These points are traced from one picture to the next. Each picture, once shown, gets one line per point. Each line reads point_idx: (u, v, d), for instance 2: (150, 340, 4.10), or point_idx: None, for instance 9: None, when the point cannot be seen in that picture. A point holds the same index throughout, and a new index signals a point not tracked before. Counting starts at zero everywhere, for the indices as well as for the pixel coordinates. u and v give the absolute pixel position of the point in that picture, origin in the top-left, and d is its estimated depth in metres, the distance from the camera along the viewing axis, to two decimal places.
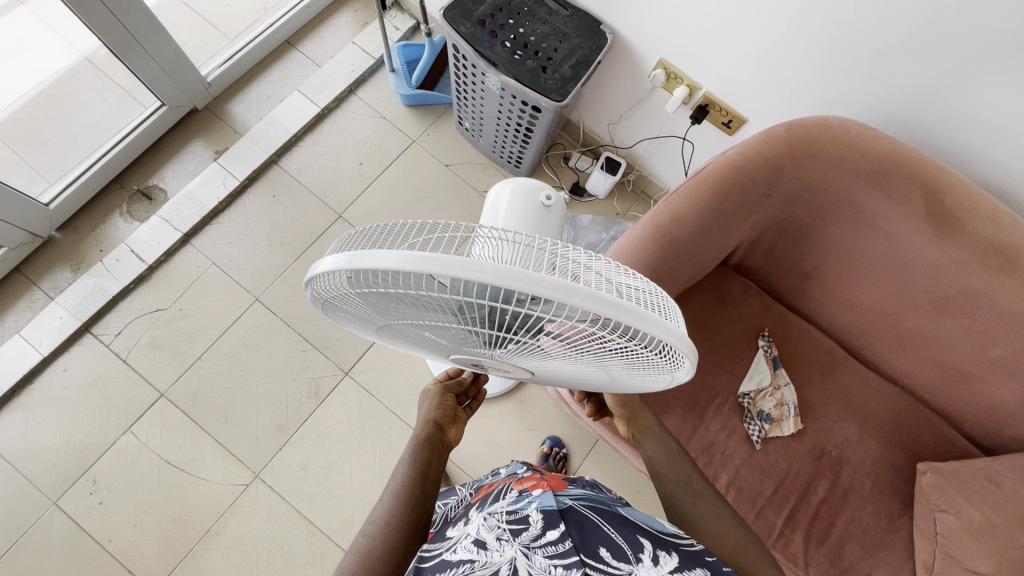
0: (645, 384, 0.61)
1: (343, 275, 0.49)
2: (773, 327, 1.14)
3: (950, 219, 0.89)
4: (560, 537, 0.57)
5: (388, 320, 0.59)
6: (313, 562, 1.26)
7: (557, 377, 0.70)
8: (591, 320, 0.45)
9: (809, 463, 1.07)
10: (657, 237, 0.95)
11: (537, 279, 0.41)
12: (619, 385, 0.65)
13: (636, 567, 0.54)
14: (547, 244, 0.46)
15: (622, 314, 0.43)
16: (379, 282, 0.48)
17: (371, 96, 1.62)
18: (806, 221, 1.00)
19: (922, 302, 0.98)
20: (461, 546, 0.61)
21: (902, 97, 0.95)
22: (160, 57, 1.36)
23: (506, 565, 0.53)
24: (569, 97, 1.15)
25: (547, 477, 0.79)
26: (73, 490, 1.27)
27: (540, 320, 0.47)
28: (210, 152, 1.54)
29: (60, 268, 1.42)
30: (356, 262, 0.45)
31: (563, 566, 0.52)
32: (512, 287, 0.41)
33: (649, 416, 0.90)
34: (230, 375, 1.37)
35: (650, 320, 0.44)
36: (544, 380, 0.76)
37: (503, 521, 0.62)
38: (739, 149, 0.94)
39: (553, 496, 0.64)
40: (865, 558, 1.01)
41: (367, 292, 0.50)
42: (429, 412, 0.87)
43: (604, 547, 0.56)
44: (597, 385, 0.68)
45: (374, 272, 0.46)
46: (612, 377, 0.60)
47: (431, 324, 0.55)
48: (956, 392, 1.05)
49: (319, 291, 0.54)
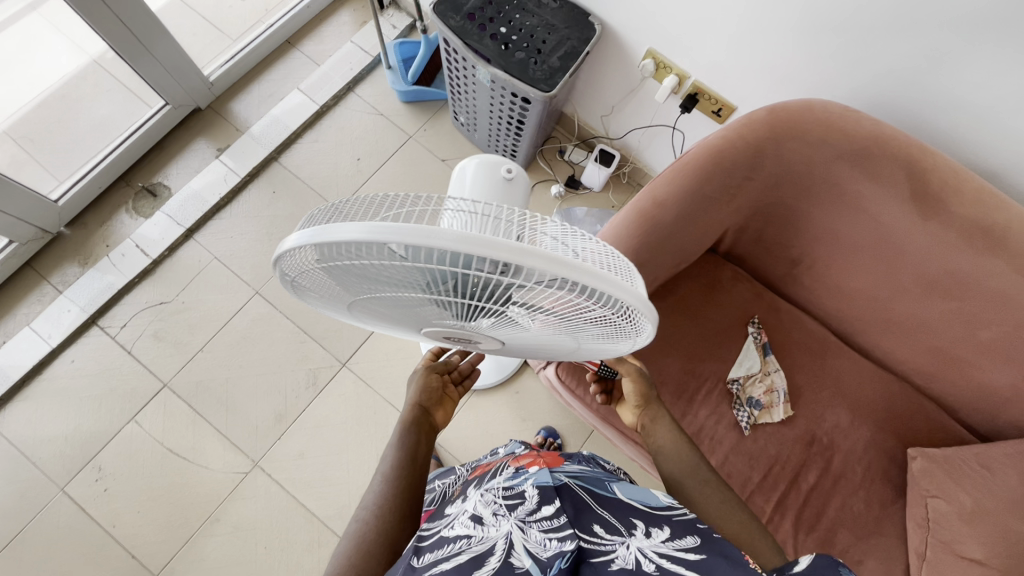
0: (610, 351, 0.62)
1: (308, 255, 0.47)
2: (763, 314, 1.13)
3: (934, 199, 0.88)
4: (555, 512, 0.58)
5: (354, 306, 0.57)
6: (311, 548, 1.29)
7: (528, 351, 0.71)
8: (553, 282, 0.48)
9: (799, 449, 1.07)
10: (640, 223, 0.95)
11: (500, 243, 0.43)
12: (586, 354, 0.66)
13: (628, 539, 0.55)
14: (510, 213, 0.48)
15: (577, 273, 0.45)
16: (344, 257, 0.48)
17: (370, 93, 1.65)
18: (793, 205, 1.00)
19: (911, 286, 0.98)
20: (459, 522, 0.63)
21: (887, 79, 0.95)
22: (163, 57, 1.41)
23: (502, 539, 0.54)
24: (557, 87, 1.16)
25: (543, 453, 0.81)
26: (80, 476, 1.30)
27: (509, 286, 0.49)
28: (213, 149, 1.58)
29: (69, 263, 1.46)
30: (319, 237, 0.44)
31: (557, 539, 0.53)
32: (473, 252, 0.43)
33: (661, 407, 0.89)
34: (231, 366, 1.41)
35: (610, 281, 0.47)
36: (515, 356, 0.77)
37: (500, 496, 0.63)
38: (720, 132, 0.94)
39: (549, 473, 0.66)
40: (856, 544, 1.01)
41: (331, 270, 0.49)
42: (415, 394, 0.88)
43: (597, 524, 0.58)
44: (566, 355, 0.69)
45: (339, 247, 0.46)
46: (579, 346, 0.62)
47: (398, 305, 0.55)
48: (950, 376, 1.04)
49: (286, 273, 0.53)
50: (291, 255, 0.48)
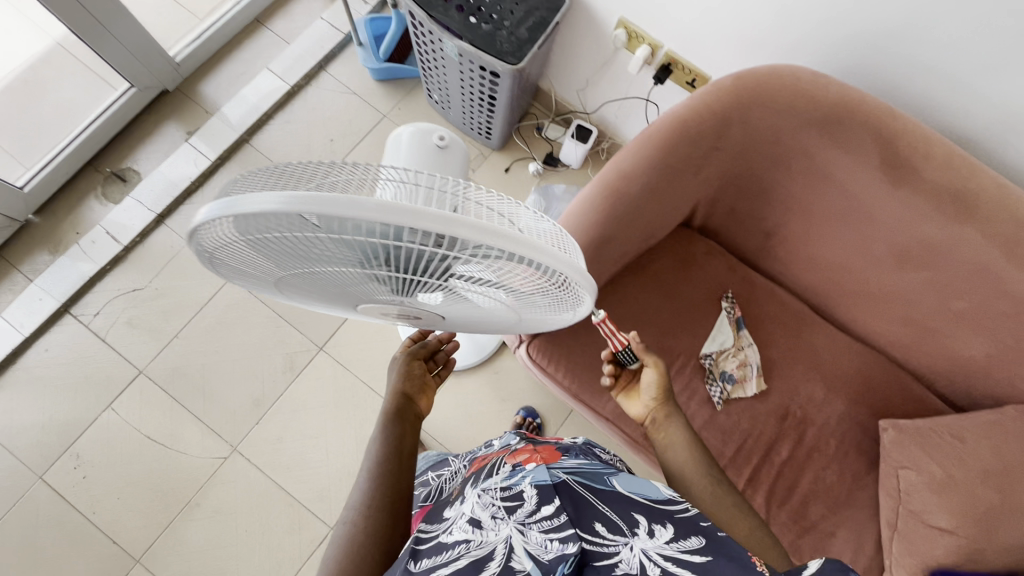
0: (551, 321, 0.61)
1: (222, 227, 0.43)
2: (737, 289, 1.12)
3: (903, 165, 0.86)
4: (555, 511, 0.55)
5: (281, 279, 0.52)
6: (291, 531, 1.30)
7: (469, 325, 0.69)
8: (490, 253, 0.45)
9: (772, 423, 1.06)
10: (606, 196, 0.93)
11: (432, 213, 0.40)
12: (528, 324, 0.65)
13: (632, 539, 0.53)
14: (448, 184, 0.44)
15: (513, 244, 0.43)
16: (263, 230, 0.43)
17: (342, 71, 1.61)
18: (762, 175, 0.98)
19: (884, 257, 0.96)
20: (456, 527, 0.59)
21: (859, 43, 0.92)
22: (124, 38, 1.37)
23: (502, 544, 0.51)
24: (525, 59, 1.13)
25: (540, 448, 0.77)
26: (58, 465, 1.30)
27: (447, 259, 0.47)
28: (183, 132, 1.55)
29: (39, 251, 1.44)
30: (233, 209, 0.40)
31: (559, 540, 0.51)
32: (403, 224, 0.39)
33: (674, 411, 0.82)
34: (207, 352, 1.40)
35: (548, 252, 0.45)
36: (454, 330, 0.74)
37: (497, 497, 0.59)
38: (685, 102, 0.92)
39: (546, 470, 0.62)
40: (828, 516, 1.01)
41: (251, 242, 0.45)
42: (396, 382, 0.81)
43: (599, 522, 0.55)
44: (507, 326, 0.67)
45: (255, 219, 0.41)
46: (520, 317, 0.61)
47: (329, 278, 0.51)
48: (924, 347, 1.03)
49: (200, 247, 0.47)
50: (202, 226, 0.43)
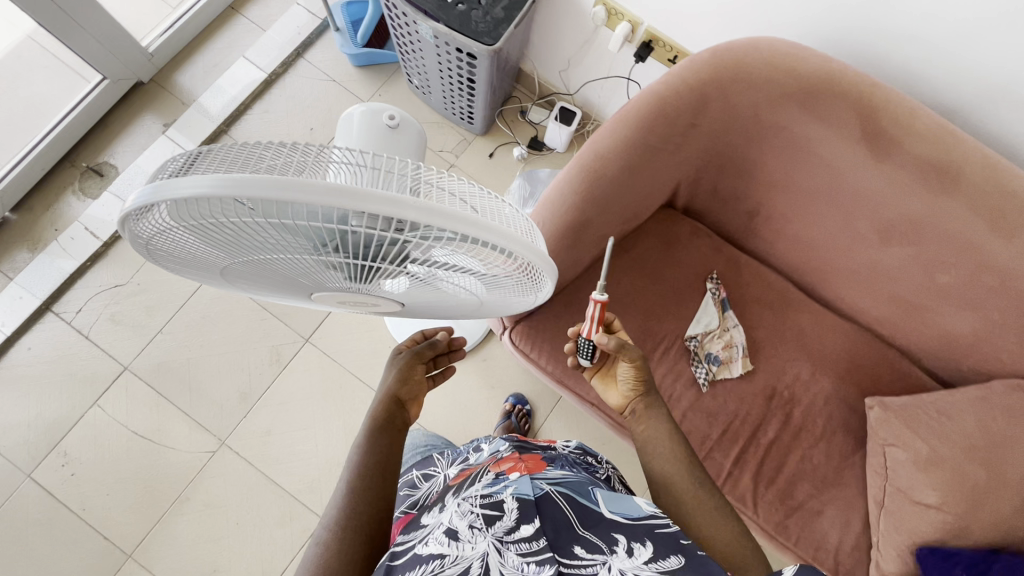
0: (518, 303, 0.60)
1: (161, 211, 0.41)
2: (722, 269, 1.10)
3: (885, 137, 0.84)
4: (534, 533, 0.55)
5: (234, 265, 0.50)
6: (282, 522, 1.30)
7: (437, 311, 0.67)
8: (442, 235, 0.43)
9: (759, 404, 1.05)
10: (584, 178, 0.91)
11: (376, 195, 0.37)
12: (496, 308, 0.63)
13: (609, 558, 0.54)
14: (397, 164, 0.42)
15: (466, 226, 0.40)
16: (202, 214, 0.40)
17: (320, 58, 1.58)
18: (742, 152, 0.96)
19: (868, 233, 0.94)
20: (433, 537, 0.58)
21: (839, 14, 0.89)
22: (94, 29, 1.34)
23: (478, 562, 0.52)
24: (501, 39, 1.11)
25: (526, 456, 0.75)
26: (45, 463, 1.30)
27: (400, 246, 0.44)
28: (160, 125, 1.52)
29: (17, 249, 1.42)
30: (165, 193, 0.38)
31: (536, 563, 0.52)
32: (345, 206, 0.37)
33: (659, 406, 0.79)
34: (192, 347, 1.39)
35: (503, 234, 0.43)
36: (422, 317, 0.73)
37: (477, 506, 0.60)
38: (663, 79, 0.89)
39: (529, 482, 0.62)
40: (816, 495, 1.01)
41: (194, 227, 0.43)
42: (390, 383, 0.80)
43: (579, 545, 0.55)
44: (475, 311, 0.66)
45: (191, 202, 0.39)
46: (485, 301, 0.59)
47: (280, 265, 0.49)
48: (911, 324, 1.02)
49: (141, 235, 0.45)
50: (136, 210, 0.40)
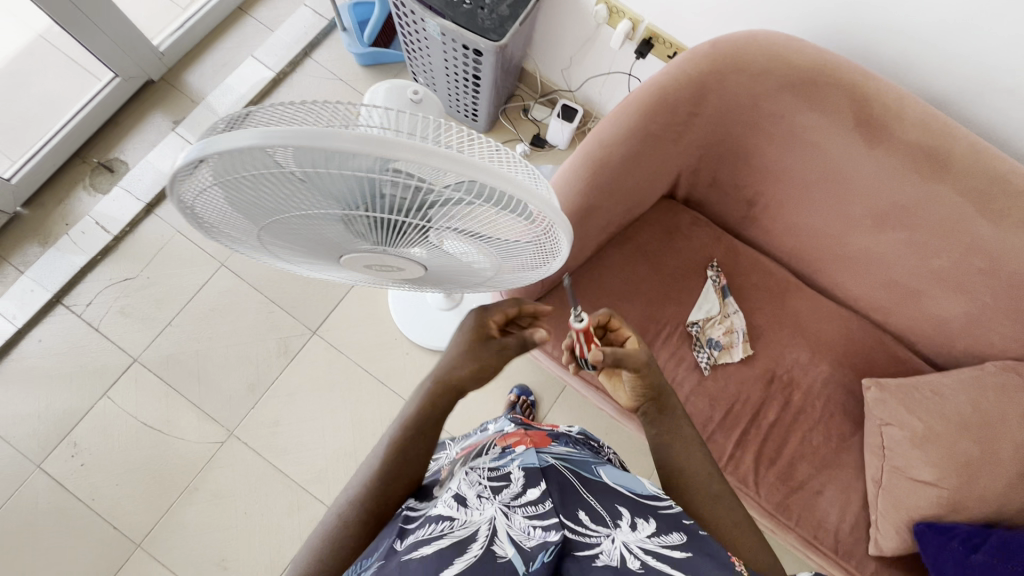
0: (535, 268, 0.61)
1: (205, 169, 0.43)
2: (722, 257, 1.13)
3: (878, 124, 0.88)
4: (540, 497, 0.57)
5: (268, 225, 0.52)
6: (290, 512, 1.31)
7: (457, 279, 0.69)
8: (466, 190, 0.44)
9: (759, 387, 1.07)
10: (589, 165, 0.94)
11: (406, 145, 0.39)
12: (514, 275, 0.65)
13: (613, 531, 0.55)
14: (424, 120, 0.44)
15: (489, 177, 0.42)
16: (243, 169, 0.43)
17: (326, 58, 1.62)
18: (740, 141, 0.99)
19: (862, 218, 0.98)
20: (442, 502, 0.59)
21: (833, 9, 0.93)
22: (108, 28, 1.37)
23: (485, 526, 0.52)
24: (507, 36, 1.14)
25: (530, 432, 0.78)
26: (55, 453, 1.31)
27: (426, 204, 0.46)
28: (169, 122, 1.55)
29: (28, 243, 1.44)
30: (210, 147, 0.40)
31: (542, 528, 0.52)
32: (377, 155, 0.39)
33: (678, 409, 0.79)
34: (201, 339, 1.41)
35: (522, 187, 0.44)
36: (442, 287, 0.75)
37: (484, 477, 0.61)
38: (665, 70, 0.93)
39: (535, 454, 0.64)
40: (816, 475, 1.03)
41: (235, 184, 0.45)
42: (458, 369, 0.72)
43: (582, 511, 0.57)
44: (493, 279, 0.67)
45: (234, 157, 0.41)
46: (504, 265, 0.60)
47: (313, 224, 0.51)
48: (906, 309, 1.05)
49: (185, 198, 0.47)
50: (183, 170, 0.43)
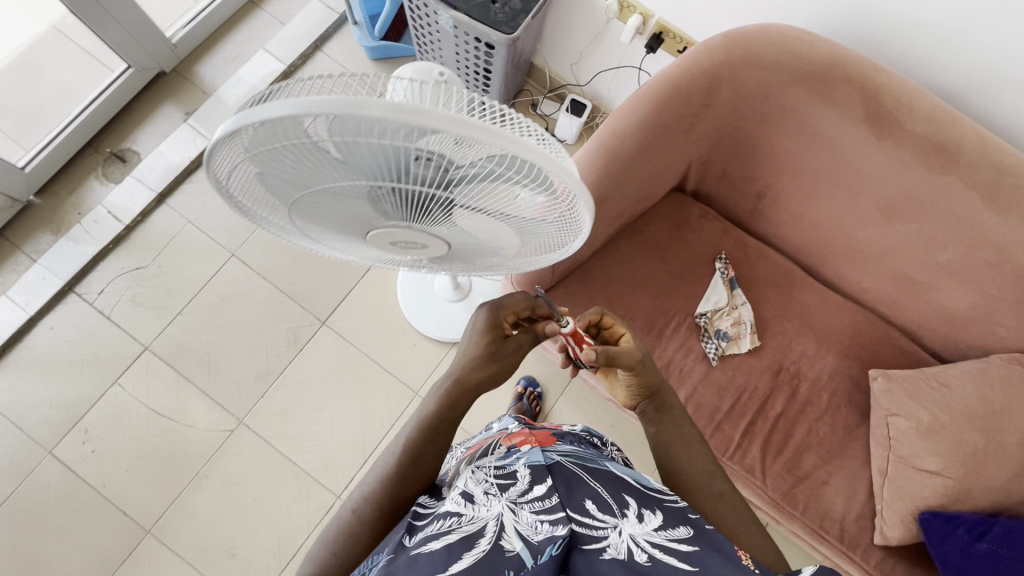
0: (558, 245, 0.62)
1: (241, 140, 0.44)
2: (730, 250, 1.14)
3: (888, 117, 0.89)
4: (546, 493, 0.57)
5: (298, 199, 0.53)
6: (298, 501, 1.32)
7: (479, 258, 0.69)
8: (494, 161, 0.45)
9: (766, 378, 1.08)
10: (602, 154, 0.94)
11: (437, 114, 0.39)
12: (535, 253, 0.65)
13: (621, 522, 0.54)
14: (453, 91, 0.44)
15: (517, 147, 0.42)
16: (278, 140, 0.44)
17: (337, 51, 1.63)
18: (749, 133, 1.01)
19: (869, 210, 0.99)
20: (450, 499, 0.60)
21: (845, 3, 0.95)
22: (123, 19, 1.39)
23: (492, 521, 0.52)
24: (519, 29, 1.15)
25: (535, 430, 0.78)
26: (67, 439, 1.32)
27: (454, 176, 0.47)
28: (181, 113, 1.56)
29: (41, 232, 1.45)
30: (245, 119, 0.41)
31: (549, 522, 0.52)
32: (409, 124, 0.39)
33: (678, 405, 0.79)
34: (211, 328, 1.42)
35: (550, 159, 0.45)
36: (463, 267, 0.76)
37: (491, 475, 0.62)
38: (678, 61, 0.94)
39: (541, 453, 0.65)
40: (822, 465, 1.04)
41: (269, 156, 0.46)
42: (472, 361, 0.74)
43: (589, 503, 0.56)
44: (515, 257, 0.68)
45: (269, 127, 0.42)
46: (527, 241, 0.61)
47: (342, 198, 0.52)
48: (912, 301, 1.06)
49: (220, 172, 0.48)
50: (220, 142, 0.44)
